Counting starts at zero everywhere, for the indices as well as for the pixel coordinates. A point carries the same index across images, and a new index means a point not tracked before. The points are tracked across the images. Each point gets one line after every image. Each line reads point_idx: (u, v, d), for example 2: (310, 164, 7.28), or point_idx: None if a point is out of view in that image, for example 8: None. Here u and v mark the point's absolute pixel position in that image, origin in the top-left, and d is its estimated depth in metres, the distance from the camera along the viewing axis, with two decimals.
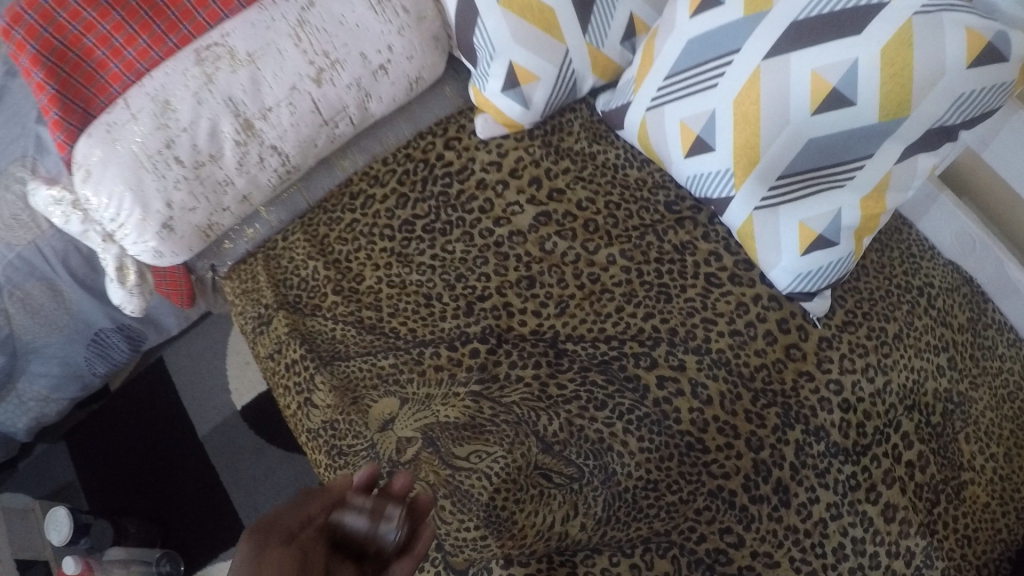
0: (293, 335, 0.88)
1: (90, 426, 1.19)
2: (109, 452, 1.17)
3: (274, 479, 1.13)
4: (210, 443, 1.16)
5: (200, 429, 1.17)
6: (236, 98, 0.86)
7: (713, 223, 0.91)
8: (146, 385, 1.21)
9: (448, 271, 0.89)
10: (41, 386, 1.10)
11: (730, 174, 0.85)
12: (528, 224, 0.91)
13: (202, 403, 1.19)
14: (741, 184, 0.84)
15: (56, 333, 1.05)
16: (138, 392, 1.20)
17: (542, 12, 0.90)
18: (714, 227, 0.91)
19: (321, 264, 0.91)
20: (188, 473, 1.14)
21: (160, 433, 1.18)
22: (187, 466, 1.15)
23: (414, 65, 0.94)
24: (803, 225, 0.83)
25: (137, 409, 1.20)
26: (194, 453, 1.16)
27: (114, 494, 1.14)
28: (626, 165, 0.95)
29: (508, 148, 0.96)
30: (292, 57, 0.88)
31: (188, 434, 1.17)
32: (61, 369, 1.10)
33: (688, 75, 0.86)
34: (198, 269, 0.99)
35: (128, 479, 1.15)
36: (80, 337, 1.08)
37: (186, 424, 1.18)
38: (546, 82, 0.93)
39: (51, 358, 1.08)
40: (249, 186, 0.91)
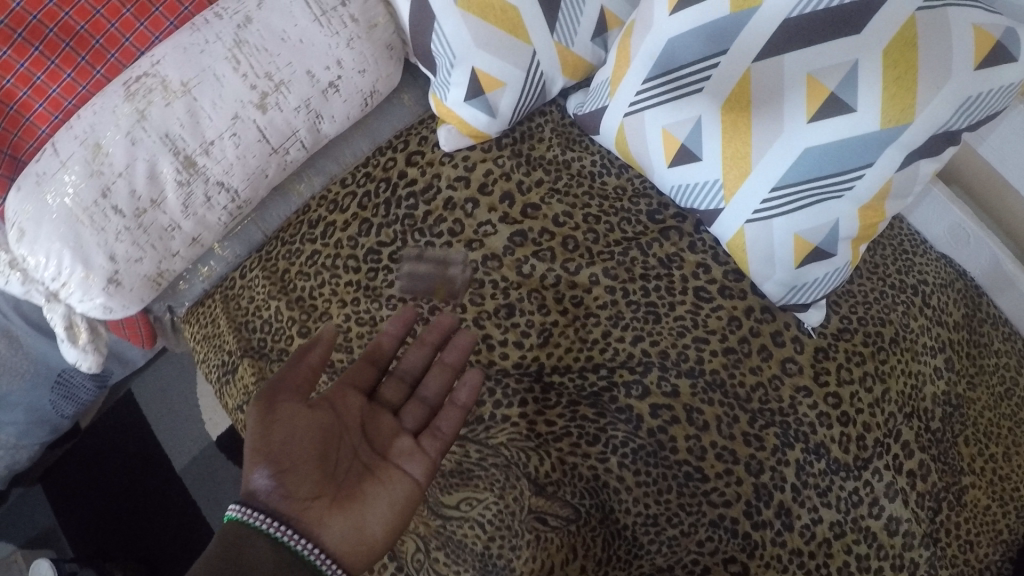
0: (260, 385, 0.83)
1: (63, 467, 1.15)
2: (86, 493, 1.13)
3: None
4: (188, 476, 1.12)
5: (177, 462, 1.13)
6: (172, 133, 0.80)
7: (699, 232, 0.86)
8: (117, 420, 1.16)
9: (421, 303, 0.82)
10: (10, 433, 1.03)
11: (719, 186, 0.80)
12: (503, 246, 0.83)
13: (176, 435, 1.14)
14: (732, 196, 0.80)
15: (18, 380, 0.99)
16: (110, 428, 1.16)
17: (505, 13, 0.83)
18: (700, 237, 0.86)
19: (284, 304, 0.85)
20: (168, 508, 1.11)
21: (136, 469, 1.13)
22: (167, 502, 1.11)
23: (368, 78, 0.86)
24: (798, 237, 0.79)
25: (111, 446, 1.15)
26: (173, 487, 1.12)
27: (96, 535, 1.10)
28: (604, 173, 0.88)
29: (475, 160, 0.88)
30: (233, 81, 0.81)
31: (164, 468, 1.13)
32: (28, 416, 1.04)
33: (671, 78, 0.80)
34: (155, 310, 0.92)
35: (109, 519, 1.11)
36: (42, 381, 1.02)
37: (162, 458, 1.13)
38: (513, 87, 0.86)
39: (17, 405, 1.01)
40: (198, 227, 0.84)
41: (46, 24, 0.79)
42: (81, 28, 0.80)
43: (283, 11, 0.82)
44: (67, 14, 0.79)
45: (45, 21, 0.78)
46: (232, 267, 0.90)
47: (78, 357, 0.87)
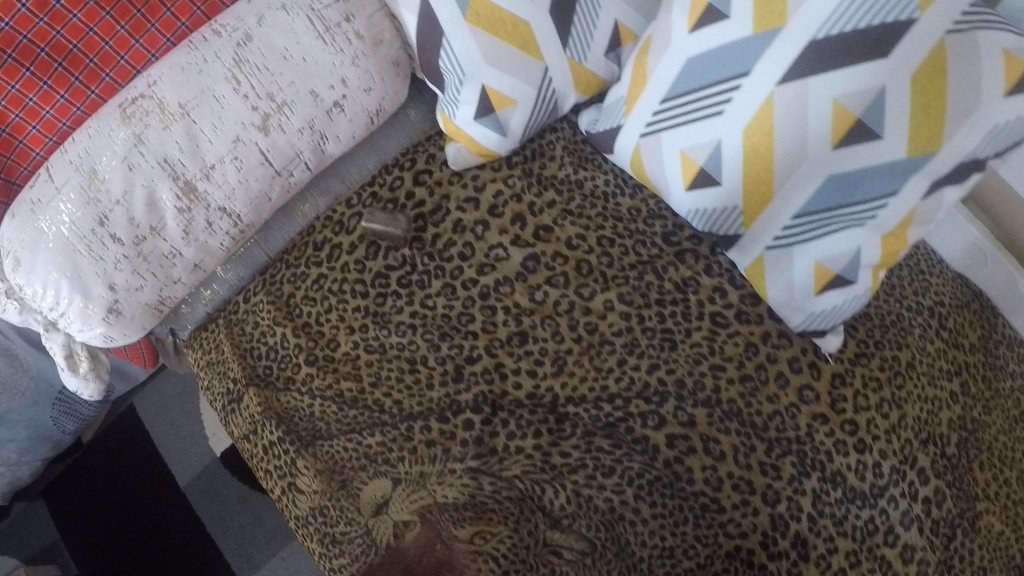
0: (267, 415, 0.81)
1: (65, 482, 1.14)
2: (88, 509, 1.12)
3: (265, 527, 1.10)
4: (193, 491, 1.12)
5: (182, 479, 1.13)
6: (171, 157, 0.77)
7: (715, 254, 0.84)
8: (119, 436, 1.16)
9: (431, 329, 0.80)
10: (12, 450, 1.01)
11: (739, 211, 0.78)
12: (515, 270, 0.81)
13: (180, 452, 1.14)
14: (751, 222, 0.78)
15: (19, 399, 0.96)
16: (112, 444, 1.16)
17: (516, 28, 0.79)
18: (716, 259, 0.83)
19: (290, 330, 0.82)
20: (174, 524, 1.11)
21: (140, 485, 1.13)
22: (172, 518, 1.11)
23: (374, 97, 0.83)
24: (819, 265, 0.77)
25: (113, 462, 1.15)
26: (178, 503, 1.12)
27: (101, 552, 1.10)
28: (618, 194, 0.85)
29: (485, 180, 0.85)
30: (233, 102, 0.78)
31: (168, 484, 1.13)
32: (29, 432, 1.01)
33: (689, 99, 0.77)
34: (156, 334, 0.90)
35: (112, 535, 1.11)
36: (44, 397, 0.99)
37: (166, 474, 1.14)
38: (524, 105, 0.83)
39: (18, 422, 0.98)
40: (200, 253, 0.82)
41: (37, 44, 0.76)
42: (73, 46, 0.77)
43: (284, 28, 0.79)
44: (59, 33, 0.76)
45: (36, 40, 0.76)
46: (236, 290, 0.87)
47: (79, 386, 0.86)
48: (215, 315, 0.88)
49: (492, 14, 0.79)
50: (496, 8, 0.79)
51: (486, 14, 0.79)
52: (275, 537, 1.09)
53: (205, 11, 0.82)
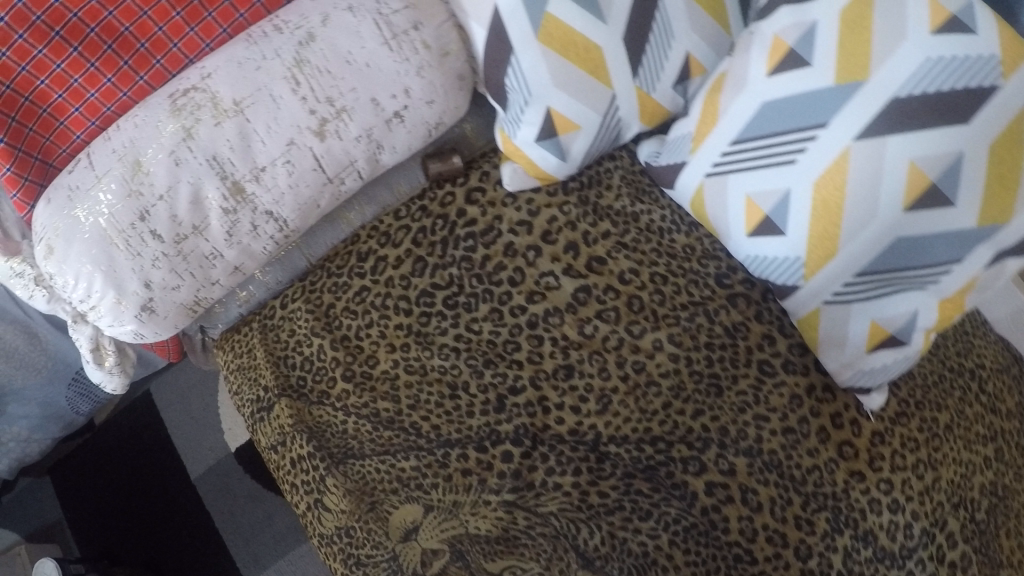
0: (298, 428, 0.78)
1: (76, 460, 1.16)
2: (95, 490, 1.14)
3: (274, 526, 1.09)
4: (203, 484, 1.13)
5: (193, 470, 1.14)
6: (221, 156, 0.73)
7: (767, 300, 0.83)
8: (132, 421, 1.17)
9: (475, 355, 0.78)
10: (23, 427, 1.04)
11: (801, 264, 0.76)
12: (566, 301, 0.79)
13: (194, 443, 1.15)
14: (812, 275, 0.76)
15: (35, 376, 0.99)
16: (126, 427, 1.17)
17: (588, 52, 0.77)
18: (768, 305, 0.82)
19: (328, 342, 0.80)
20: (180, 515, 1.11)
21: (150, 473, 1.14)
22: (179, 509, 1.12)
23: (435, 110, 0.80)
24: (875, 323, 0.76)
25: (124, 447, 1.16)
26: (187, 495, 1.12)
27: (104, 536, 1.11)
28: (673, 230, 0.84)
29: (539, 204, 0.83)
30: (290, 103, 0.74)
31: (179, 475, 1.14)
32: (42, 410, 1.04)
33: (762, 144, 0.75)
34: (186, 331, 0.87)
35: (117, 520, 1.12)
36: (59, 377, 1.02)
37: (177, 463, 1.14)
38: (588, 131, 0.81)
39: (30, 400, 1.02)
40: (241, 256, 0.79)
41: (87, 23, 0.72)
42: (125, 29, 0.73)
43: (350, 30, 0.75)
44: (111, 14, 0.72)
45: (86, 19, 0.71)
46: (272, 293, 0.85)
47: (103, 378, 0.83)
48: (248, 316, 0.85)
49: (565, 37, 0.76)
50: (570, 30, 0.76)
51: (559, 35, 0.76)
52: (284, 537, 1.09)
53: (265, 5, 0.79)
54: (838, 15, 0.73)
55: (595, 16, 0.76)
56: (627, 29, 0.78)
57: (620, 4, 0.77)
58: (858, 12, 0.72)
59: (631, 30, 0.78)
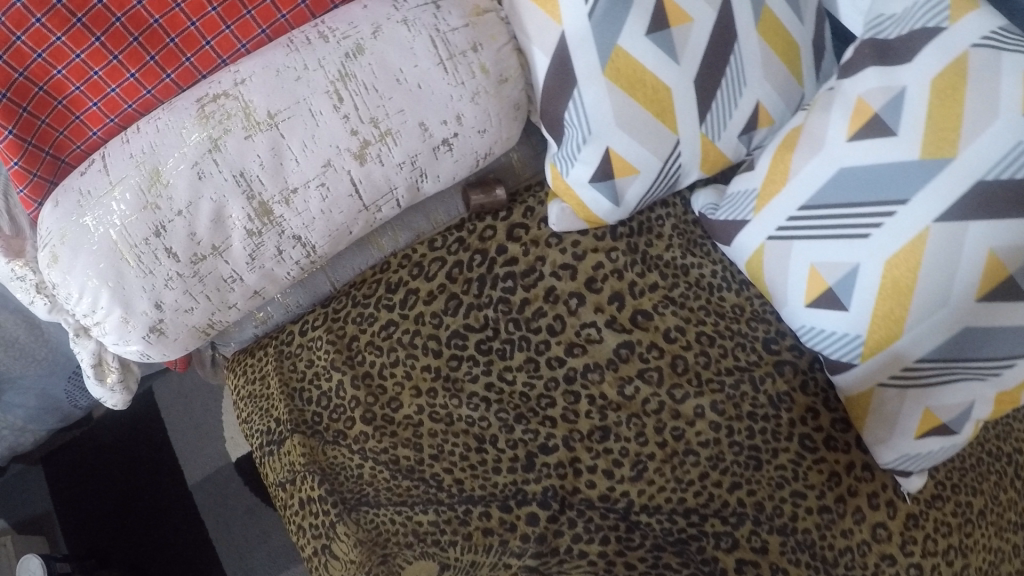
0: (309, 468, 0.73)
1: (72, 452, 1.18)
2: (90, 486, 1.16)
3: (269, 545, 1.15)
4: (199, 492, 1.17)
5: (191, 477, 1.17)
6: (249, 172, 0.65)
7: (813, 369, 0.79)
8: (132, 419, 1.19)
9: (505, 409, 0.73)
10: (18, 416, 0.99)
11: (860, 343, 0.72)
12: (607, 357, 0.75)
13: (193, 450, 1.18)
14: (870, 355, 0.73)
15: (33, 365, 0.93)
16: (125, 425, 1.19)
17: (657, 93, 0.72)
18: (814, 375, 0.79)
19: (348, 378, 0.74)
20: (173, 521, 1.15)
21: (146, 475, 1.17)
22: (173, 515, 1.15)
23: (486, 139, 0.74)
24: (927, 411, 0.73)
25: (120, 444, 1.18)
26: (182, 501, 1.16)
27: (95, 533, 1.14)
28: (723, 287, 0.81)
29: (586, 248, 0.78)
30: (331, 121, 0.66)
31: (175, 480, 1.17)
32: (39, 401, 0.99)
33: (833, 213, 0.71)
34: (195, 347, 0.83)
35: (109, 519, 1.15)
36: (59, 367, 0.96)
37: (174, 469, 1.18)
38: (646, 176, 0.76)
39: (29, 390, 0.96)
40: (263, 280, 0.71)
41: (113, 12, 0.64)
42: (154, 21, 0.65)
43: (402, 45, 0.68)
44: (140, 3, 0.64)
45: (112, 7, 0.63)
46: (291, 316, 0.80)
47: (104, 394, 0.77)
48: (263, 337, 0.81)
49: (633, 74, 0.71)
50: (639, 67, 0.71)
51: (626, 70, 0.71)
52: (278, 557, 1.14)
53: (309, 7, 0.72)
54: (928, 83, 0.68)
55: (668, 55, 0.71)
56: (699, 73, 0.73)
57: (694, 45, 0.72)
58: (950, 82, 0.67)
59: (702, 73, 0.74)
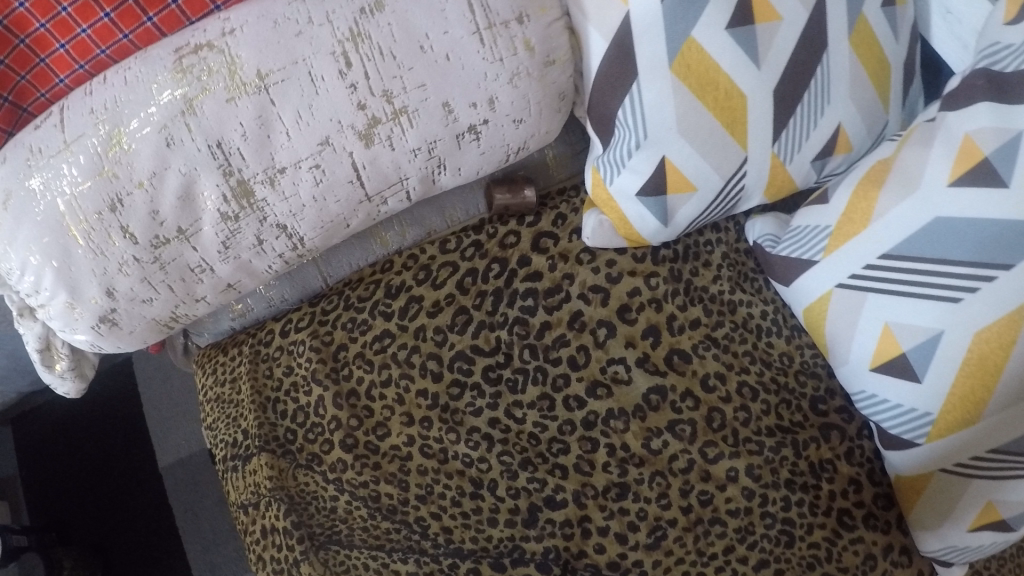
0: (276, 495, 0.62)
1: (40, 418, 1.10)
2: (55, 457, 1.08)
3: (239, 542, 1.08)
4: (169, 476, 1.09)
5: (161, 459, 1.09)
6: (228, 143, 0.52)
7: (861, 436, 0.69)
8: (110, 389, 1.11)
9: (510, 452, 0.63)
10: None
11: (929, 422, 0.62)
12: (635, 403, 0.65)
13: (168, 430, 1.11)
14: (937, 438, 0.62)
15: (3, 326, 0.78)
16: (99, 396, 1.11)
17: (729, 99, 0.60)
18: (861, 443, 0.68)
19: (330, 395, 0.64)
20: (139, 503, 1.07)
21: (115, 451, 1.09)
22: (140, 498, 1.08)
23: (521, 131, 0.62)
24: (989, 504, 0.62)
25: (92, 416, 1.10)
26: (150, 484, 1.08)
27: (56, 507, 1.06)
28: (773, 332, 0.71)
29: (621, 270, 0.68)
30: (334, 88, 0.52)
31: (145, 461, 1.09)
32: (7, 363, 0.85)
33: (920, 268, 0.60)
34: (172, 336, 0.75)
35: (72, 494, 1.07)
36: None
37: (146, 448, 1.10)
38: (702, 196, 0.64)
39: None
40: (239, 272, 0.60)
41: None
42: None
43: (431, 6, 0.53)
44: None
45: None
46: (273, 311, 0.70)
47: (54, 380, 0.67)
48: (240, 332, 0.71)
49: (705, 72, 0.59)
50: (713, 66, 0.59)
51: (696, 68, 0.59)
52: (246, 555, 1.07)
53: None
54: None
55: (748, 55, 0.59)
56: (781, 81, 0.61)
57: (780, 47, 0.61)
58: None
59: (785, 82, 0.62)
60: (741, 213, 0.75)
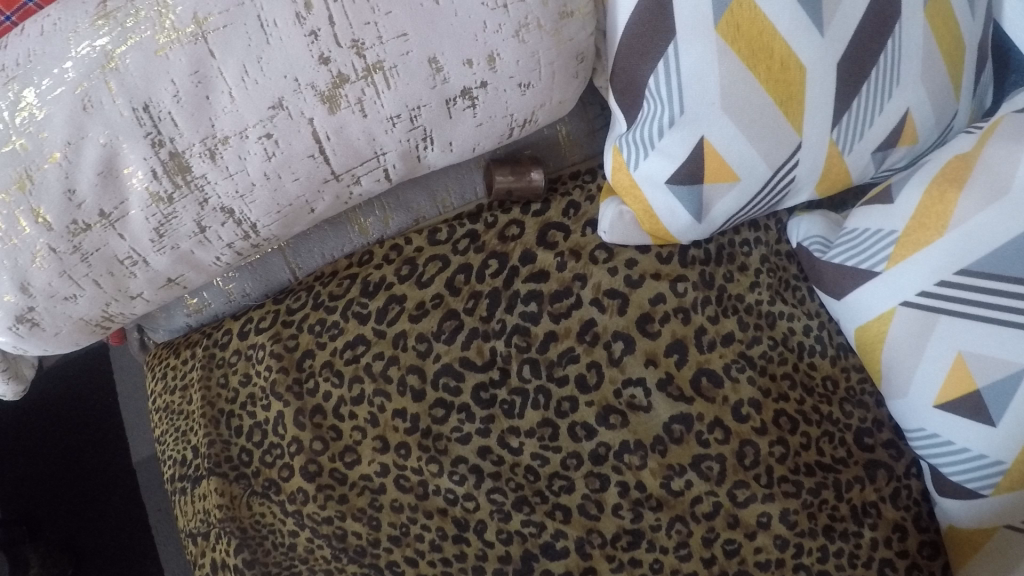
0: (225, 528, 0.53)
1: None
2: (17, 447, 0.95)
3: None
4: (143, 471, 0.98)
5: (135, 453, 0.98)
6: (157, 106, 0.41)
7: (909, 475, 0.58)
8: (83, 376, 1.00)
9: (502, 490, 0.53)
10: None
11: (1000, 472, 0.51)
12: (655, 435, 0.54)
13: (144, 422, 0.99)
14: (1007, 490, 0.51)
15: None
16: (71, 382, 0.99)
17: (785, 70, 0.49)
18: (910, 483, 0.57)
19: (292, 412, 0.54)
20: (110, 499, 0.95)
21: (85, 443, 0.97)
22: (110, 494, 0.96)
23: (528, 99, 0.51)
24: None
25: (62, 404, 0.98)
26: (123, 479, 0.97)
27: (15, 500, 0.93)
28: (817, 351, 0.60)
29: (642, 271, 0.57)
30: (289, 36, 0.41)
31: (118, 454, 0.98)
32: None
33: (1008, 288, 0.49)
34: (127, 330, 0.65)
35: (34, 487, 0.94)
36: None
37: (118, 441, 0.98)
38: (743, 188, 0.53)
39: None
40: (181, 264, 0.50)
41: None
42: None
43: None
44: None
45: None
46: (234, 308, 0.60)
47: None
48: (197, 331, 0.61)
49: (756, 35, 0.48)
50: (768, 29, 0.48)
51: (747, 31, 0.47)
52: None
53: None
54: None
55: (810, 16, 0.48)
56: (847, 50, 0.50)
57: (848, 10, 0.49)
58: None
59: (851, 51, 0.50)
60: (784, 209, 0.64)
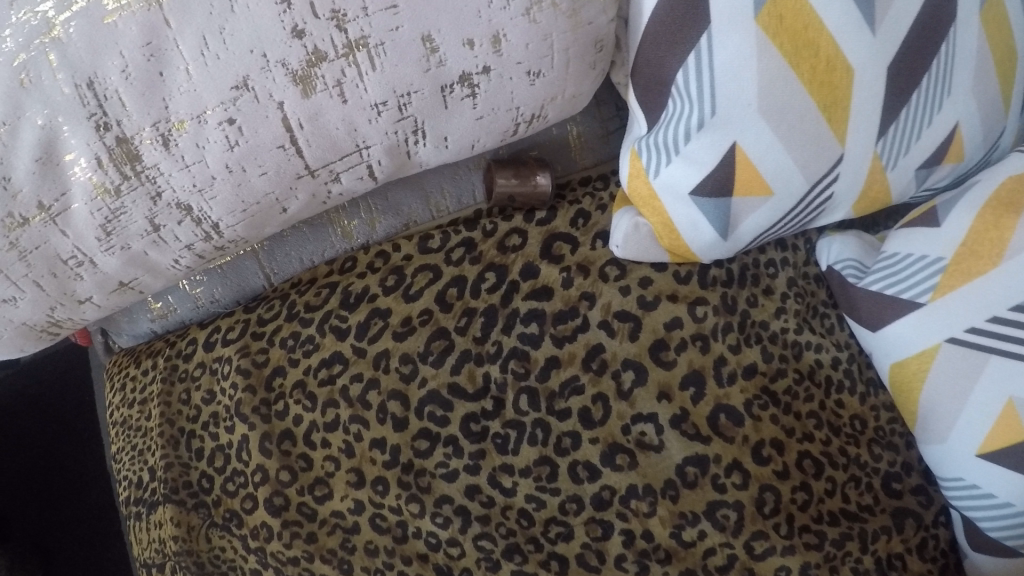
0: (180, 562, 0.47)
1: None
2: None
3: None
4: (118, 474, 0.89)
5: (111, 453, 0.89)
6: (104, 81, 0.35)
7: (941, 525, 0.51)
8: (59, 370, 0.92)
9: (491, 536, 0.47)
10: None
11: None
12: (667, 478, 0.48)
13: None
14: None
15: None
16: (46, 376, 0.91)
17: (830, 70, 0.43)
18: (939, 533, 0.51)
19: (258, 436, 0.48)
20: (81, 504, 0.87)
21: (57, 441, 0.89)
22: (82, 499, 0.87)
23: (536, 92, 0.45)
24: None
25: (34, 400, 0.90)
26: (96, 482, 0.88)
27: None
28: (847, 386, 0.54)
29: (656, 291, 0.51)
30: (257, 4, 0.35)
31: (92, 454, 0.89)
32: None
33: None
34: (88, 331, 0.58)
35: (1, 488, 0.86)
36: None
37: (94, 440, 0.90)
38: (775, 203, 0.47)
39: None
40: (134, 265, 0.44)
41: None
42: None
43: None
44: None
45: None
46: (202, 314, 0.54)
47: None
48: (161, 338, 0.55)
49: (798, 28, 0.42)
50: (812, 24, 0.42)
51: (789, 24, 0.41)
52: None
53: None
54: None
55: (859, 9, 0.42)
56: (899, 51, 0.44)
57: (903, 5, 0.43)
58: None
59: (904, 53, 0.44)
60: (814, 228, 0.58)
